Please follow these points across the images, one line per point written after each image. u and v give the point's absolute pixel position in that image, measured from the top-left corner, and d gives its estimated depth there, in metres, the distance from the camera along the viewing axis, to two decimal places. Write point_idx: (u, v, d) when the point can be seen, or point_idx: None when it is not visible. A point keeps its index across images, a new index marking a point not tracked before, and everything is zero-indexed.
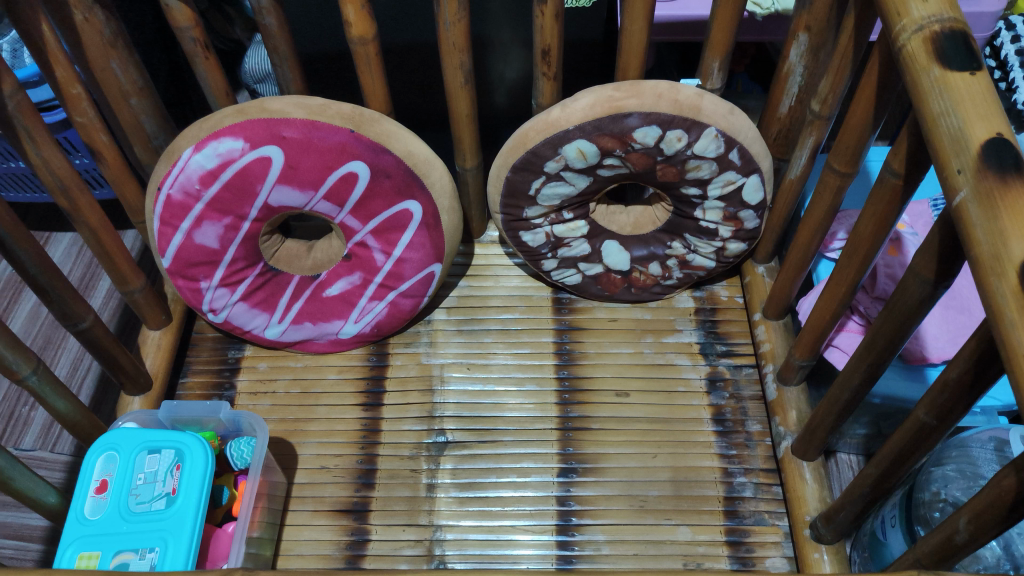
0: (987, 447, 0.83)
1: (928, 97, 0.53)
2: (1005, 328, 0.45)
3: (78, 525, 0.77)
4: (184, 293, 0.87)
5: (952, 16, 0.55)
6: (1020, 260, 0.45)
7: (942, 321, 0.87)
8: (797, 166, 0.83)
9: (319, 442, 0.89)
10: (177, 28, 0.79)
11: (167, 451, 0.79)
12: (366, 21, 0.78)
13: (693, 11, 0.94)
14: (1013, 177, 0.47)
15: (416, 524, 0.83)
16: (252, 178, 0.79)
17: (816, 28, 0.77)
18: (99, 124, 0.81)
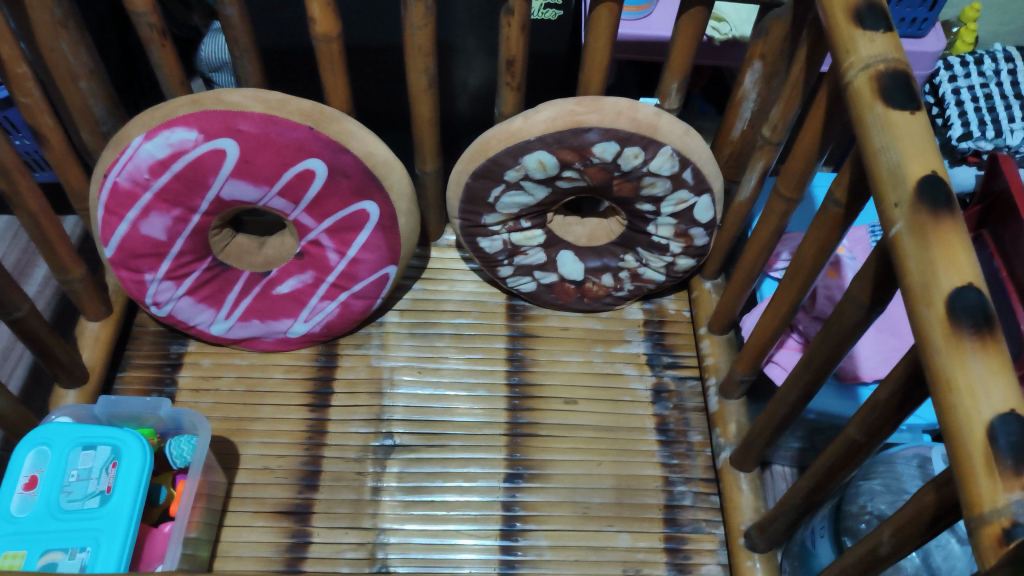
0: (911, 463, 0.88)
1: (870, 133, 0.56)
2: (931, 353, 0.47)
3: (4, 523, 0.74)
4: (126, 285, 0.85)
5: (896, 56, 0.60)
6: (948, 290, 0.47)
7: (876, 343, 0.92)
8: (747, 188, 0.86)
9: (262, 442, 0.87)
10: (133, 12, 0.77)
11: (103, 447, 0.76)
12: (331, 19, 0.77)
13: (656, 32, 0.97)
14: (944, 213, 0.50)
15: (359, 527, 0.83)
16: (205, 171, 0.77)
17: (770, 57, 0.80)
18: (45, 105, 0.78)
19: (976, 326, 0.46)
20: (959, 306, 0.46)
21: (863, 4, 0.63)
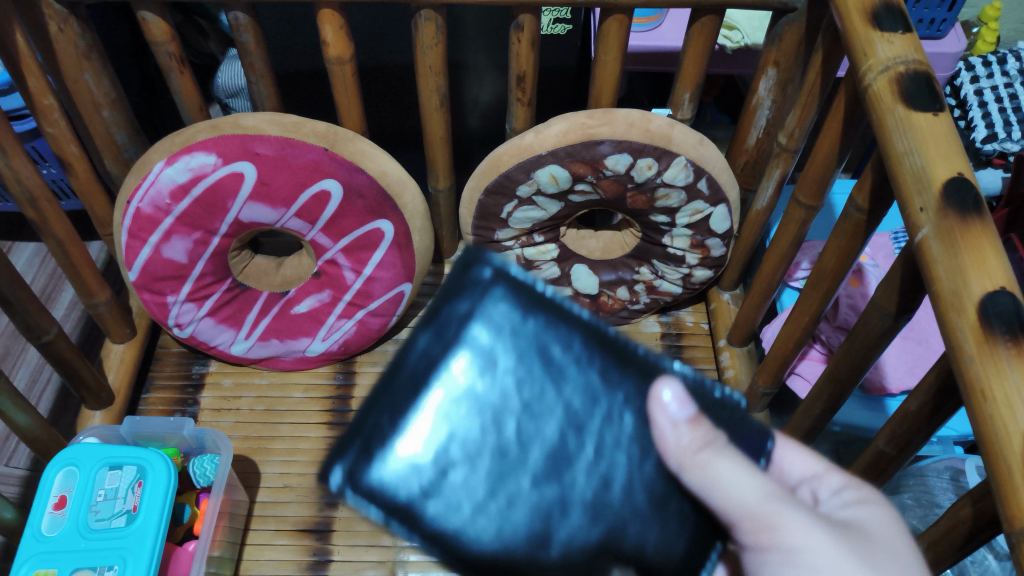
0: (944, 477, 0.86)
1: (893, 136, 0.56)
2: (963, 361, 0.46)
3: (35, 541, 0.75)
4: (149, 308, 0.86)
5: (916, 57, 0.59)
6: (980, 298, 0.46)
7: (901, 351, 0.91)
8: (764, 197, 0.86)
9: (282, 460, 0.88)
10: (153, 43, 0.79)
11: (129, 468, 0.78)
12: (343, 41, 0.78)
13: (666, 42, 0.96)
14: (972, 217, 0.50)
15: (379, 545, 0.83)
16: (224, 194, 0.78)
17: (784, 63, 0.79)
18: (71, 135, 0.80)
19: (1009, 330, 0.44)
20: (993, 314, 0.45)
21: (881, 8, 0.63)
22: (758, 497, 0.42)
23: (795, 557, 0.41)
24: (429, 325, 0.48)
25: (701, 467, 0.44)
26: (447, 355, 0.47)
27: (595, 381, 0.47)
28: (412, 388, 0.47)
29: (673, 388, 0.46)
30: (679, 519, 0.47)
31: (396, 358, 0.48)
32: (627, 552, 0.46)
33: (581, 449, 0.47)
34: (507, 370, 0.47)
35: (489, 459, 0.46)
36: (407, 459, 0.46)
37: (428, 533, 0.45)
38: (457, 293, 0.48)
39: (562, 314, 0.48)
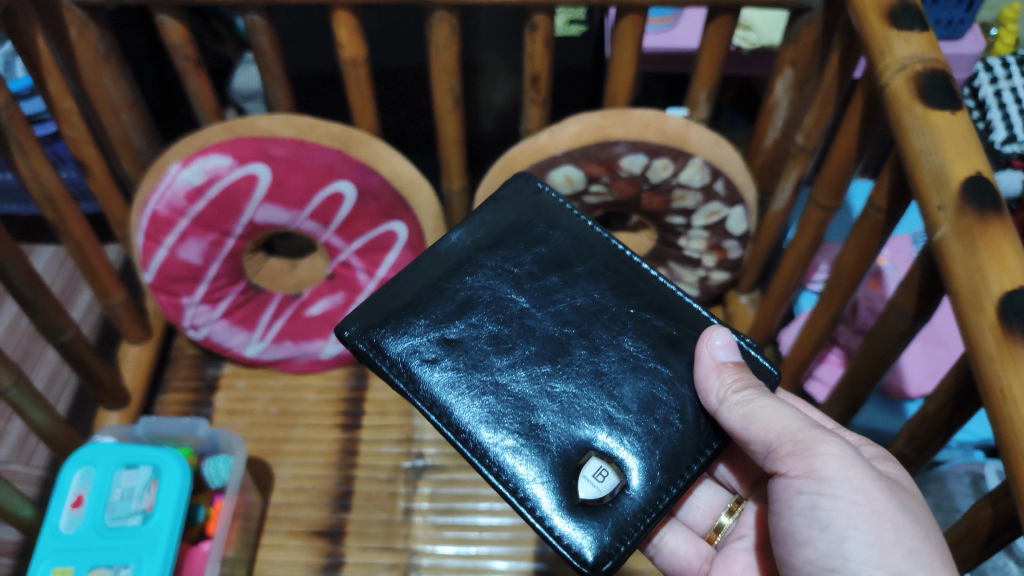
0: (963, 481, 0.84)
1: (911, 135, 0.55)
2: (983, 363, 0.46)
3: (52, 539, 0.75)
4: (164, 309, 0.86)
5: (933, 56, 0.58)
6: (999, 297, 0.46)
7: (921, 355, 0.90)
8: (781, 199, 0.85)
9: (295, 462, 0.88)
10: (169, 46, 0.79)
11: (144, 467, 0.78)
12: (358, 42, 0.78)
13: (681, 43, 0.95)
14: (991, 215, 0.49)
15: (392, 548, 0.83)
16: (239, 197, 0.79)
17: (801, 63, 0.78)
18: (90, 137, 0.81)
19: None
20: (1012, 313, 0.45)
21: (898, 7, 0.62)
22: (799, 428, 0.52)
23: (829, 484, 0.49)
24: (469, 228, 0.66)
25: (742, 401, 0.54)
26: (486, 255, 0.64)
27: (596, 294, 0.62)
28: (447, 271, 0.64)
29: (721, 336, 0.58)
30: (657, 416, 0.58)
31: (436, 247, 0.66)
32: (606, 433, 0.58)
33: (577, 343, 0.61)
34: (526, 273, 0.63)
35: (502, 339, 0.61)
36: (439, 325, 0.61)
37: (443, 385, 0.60)
38: (495, 215, 0.67)
39: (583, 241, 0.65)
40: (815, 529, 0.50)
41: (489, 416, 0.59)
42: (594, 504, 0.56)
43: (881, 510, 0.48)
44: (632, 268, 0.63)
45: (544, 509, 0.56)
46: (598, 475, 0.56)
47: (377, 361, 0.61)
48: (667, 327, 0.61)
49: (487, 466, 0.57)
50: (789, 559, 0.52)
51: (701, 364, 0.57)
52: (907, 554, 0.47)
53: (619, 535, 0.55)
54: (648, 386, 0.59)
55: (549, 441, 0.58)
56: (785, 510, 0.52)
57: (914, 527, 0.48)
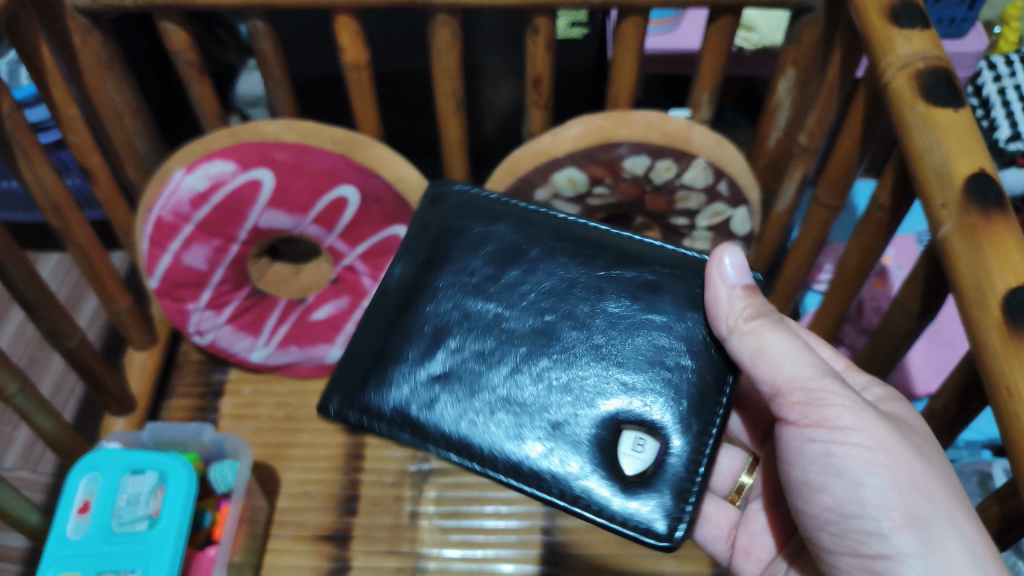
0: (971, 480, 0.84)
1: (914, 133, 0.55)
2: (988, 359, 0.46)
3: (59, 546, 0.75)
4: (169, 314, 0.87)
5: (935, 54, 0.58)
6: (1004, 294, 0.46)
7: (926, 355, 0.90)
8: (786, 198, 0.85)
9: (301, 467, 0.88)
10: (173, 52, 0.80)
11: (150, 473, 0.78)
12: (360, 47, 0.79)
13: (683, 44, 0.95)
14: (994, 211, 0.49)
15: (398, 551, 0.83)
16: (243, 202, 0.79)
17: (803, 63, 0.78)
18: (94, 144, 0.81)
19: None
20: (1016, 309, 0.45)
21: (899, 5, 0.62)
22: (811, 375, 0.53)
23: (843, 433, 0.51)
24: (408, 259, 0.67)
25: (752, 332, 0.55)
26: (435, 275, 0.65)
27: (561, 270, 0.63)
28: (405, 311, 0.65)
29: (733, 257, 0.57)
30: (670, 366, 0.59)
31: (384, 287, 0.67)
32: (628, 402, 0.58)
33: (560, 326, 0.61)
34: (482, 278, 0.64)
35: (487, 351, 0.61)
36: (422, 363, 0.62)
37: (451, 415, 0.60)
38: (427, 234, 0.68)
39: (523, 226, 0.66)
40: (830, 475, 0.52)
41: (506, 430, 0.59)
42: (643, 477, 0.56)
43: (896, 456, 0.50)
44: (583, 235, 0.64)
45: (600, 495, 0.56)
46: (636, 445, 0.57)
47: (382, 425, 0.62)
48: (641, 277, 0.61)
49: (525, 480, 0.58)
50: (805, 504, 0.55)
51: (714, 286, 0.57)
52: (922, 497, 0.49)
53: (680, 504, 0.56)
54: (651, 339, 0.59)
55: (574, 432, 0.58)
56: (799, 457, 0.55)
57: (928, 470, 0.50)
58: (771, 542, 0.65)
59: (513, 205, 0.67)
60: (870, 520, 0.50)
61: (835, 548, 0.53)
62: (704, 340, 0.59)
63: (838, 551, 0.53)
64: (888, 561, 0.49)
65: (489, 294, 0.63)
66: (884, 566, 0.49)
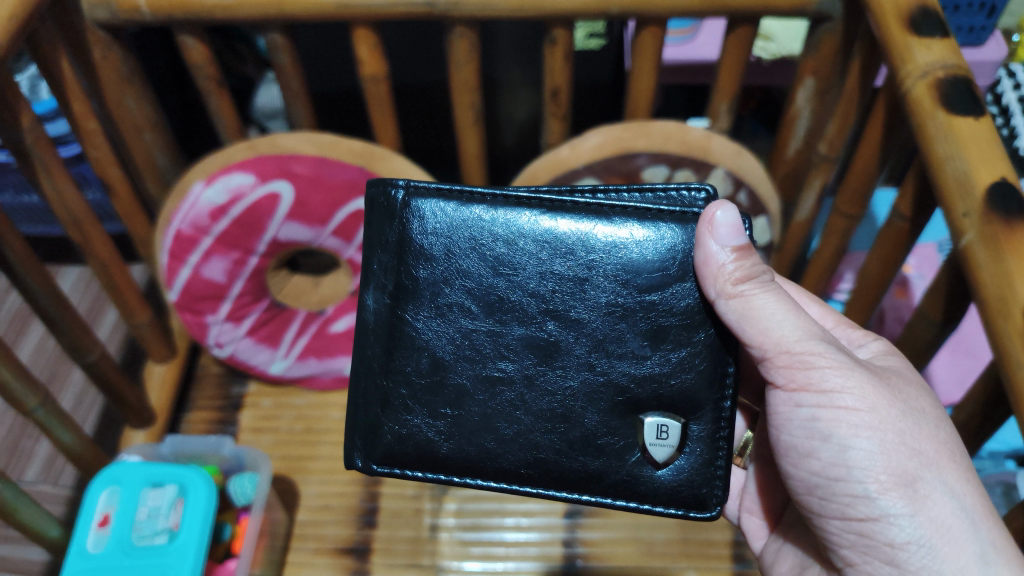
0: (995, 491, 0.83)
1: (934, 141, 0.55)
2: (1013, 369, 0.46)
3: (79, 558, 0.75)
4: (188, 327, 0.87)
5: (955, 63, 0.58)
6: None
7: (949, 364, 0.90)
8: (805, 209, 0.86)
9: (321, 479, 0.88)
10: (191, 66, 0.80)
11: (170, 486, 0.78)
12: (378, 59, 0.79)
13: (702, 55, 0.95)
14: (1017, 219, 0.49)
15: (418, 564, 0.82)
16: (262, 214, 0.79)
17: (822, 73, 0.77)
18: (113, 158, 0.80)
19: None
20: None
21: (918, 14, 0.62)
22: (799, 338, 0.50)
23: (830, 395, 0.50)
24: (377, 284, 0.57)
25: (741, 296, 0.50)
26: (411, 304, 0.56)
27: (545, 264, 0.54)
28: (390, 352, 0.57)
29: (727, 214, 0.50)
30: (673, 343, 0.54)
31: (360, 321, 0.58)
32: (644, 392, 0.54)
33: (557, 332, 0.54)
34: (464, 296, 0.55)
35: (491, 377, 0.55)
36: (429, 400, 0.56)
37: (476, 447, 0.56)
38: (387, 252, 0.57)
39: (488, 219, 0.55)
40: (817, 440, 0.51)
41: (530, 450, 0.55)
42: (670, 459, 0.54)
43: (884, 415, 0.49)
44: (554, 213, 0.55)
45: (642, 485, 0.55)
46: (661, 433, 0.54)
47: (410, 469, 0.58)
48: (624, 250, 0.54)
49: (567, 490, 0.56)
50: (794, 469, 0.54)
51: (701, 239, 0.52)
52: (911, 456, 0.49)
53: (711, 476, 0.55)
54: (650, 317, 0.53)
55: (599, 438, 0.55)
56: (785, 423, 0.53)
57: (917, 428, 0.50)
58: (764, 522, 0.65)
59: (471, 194, 0.56)
60: (858, 483, 0.49)
61: (824, 512, 0.52)
62: (702, 305, 0.53)
63: (827, 516, 0.52)
64: (877, 523, 0.49)
65: (472, 307, 0.55)
66: (873, 528, 0.49)
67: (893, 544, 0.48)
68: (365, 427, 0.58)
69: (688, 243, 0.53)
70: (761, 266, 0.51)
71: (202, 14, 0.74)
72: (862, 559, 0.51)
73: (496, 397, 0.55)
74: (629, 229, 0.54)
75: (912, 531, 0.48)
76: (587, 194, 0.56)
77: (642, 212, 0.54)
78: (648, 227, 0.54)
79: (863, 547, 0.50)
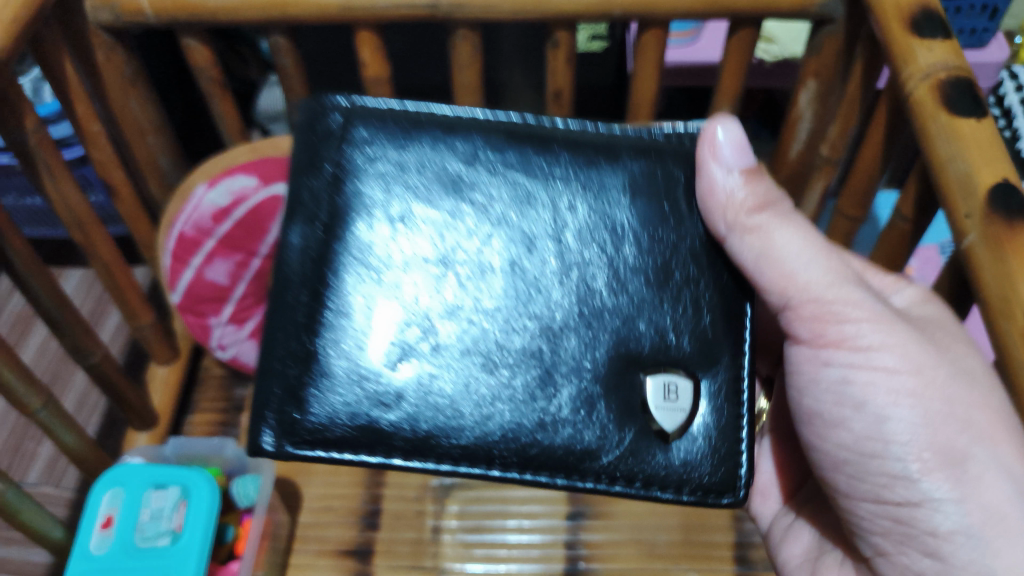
0: None
1: (936, 142, 0.55)
2: (1016, 369, 0.46)
3: (82, 560, 0.75)
4: (190, 329, 0.86)
5: (957, 65, 0.59)
6: None
7: None
8: (807, 210, 0.86)
9: (323, 481, 0.88)
10: (194, 69, 0.80)
11: (173, 488, 0.78)
12: (381, 62, 0.79)
13: (705, 57, 0.95)
14: (1019, 219, 0.49)
15: (421, 566, 0.82)
16: (264, 216, 0.80)
17: (824, 74, 0.77)
18: (116, 160, 0.81)
19: None
20: None
21: (920, 15, 0.62)
22: (831, 283, 0.52)
23: (866, 354, 0.50)
24: (305, 218, 0.59)
25: (758, 229, 0.53)
26: (363, 241, 0.57)
27: (508, 198, 0.58)
28: (316, 292, 0.57)
29: (729, 134, 0.55)
30: (677, 286, 0.57)
31: (285, 261, 0.59)
32: (625, 329, 0.56)
33: (523, 269, 0.57)
34: (424, 230, 0.57)
35: (449, 321, 0.56)
36: (372, 355, 0.56)
37: (434, 407, 0.55)
38: (321, 179, 0.59)
39: (440, 149, 0.58)
40: (849, 408, 0.52)
41: (497, 398, 0.56)
42: (679, 429, 0.55)
43: (929, 381, 0.49)
44: (513, 146, 0.58)
45: (648, 468, 0.55)
46: (669, 393, 0.55)
47: (359, 452, 0.56)
48: (586, 184, 0.58)
49: (556, 475, 0.55)
50: (819, 440, 0.56)
51: (707, 174, 0.56)
52: (962, 432, 0.48)
53: (733, 455, 0.56)
54: (649, 251, 0.57)
55: (570, 382, 0.56)
56: (812, 385, 0.55)
57: (969, 394, 0.49)
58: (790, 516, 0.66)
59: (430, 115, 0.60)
60: (898, 463, 0.49)
61: (856, 495, 0.53)
62: (666, 241, 0.57)
63: (859, 498, 0.53)
64: (922, 508, 0.49)
65: (426, 240, 0.57)
66: (917, 515, 0.49)
67: (937, 534, 0.48)
68: (296, 395, 0.56)
69: (652, 179, 0.58)
70: (774, 194, 0.55)
71: (206, 15, 0.74)
72: (899, 549, 0.51)
73: (453, 339, 0.56)
74: (583, 157, 0.58)
75: (959, 521, 0.47)
76: (548, 125, 0.60)
77: (596, 143, 0.59)
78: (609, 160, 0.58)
79: (899, 535, 0.51)
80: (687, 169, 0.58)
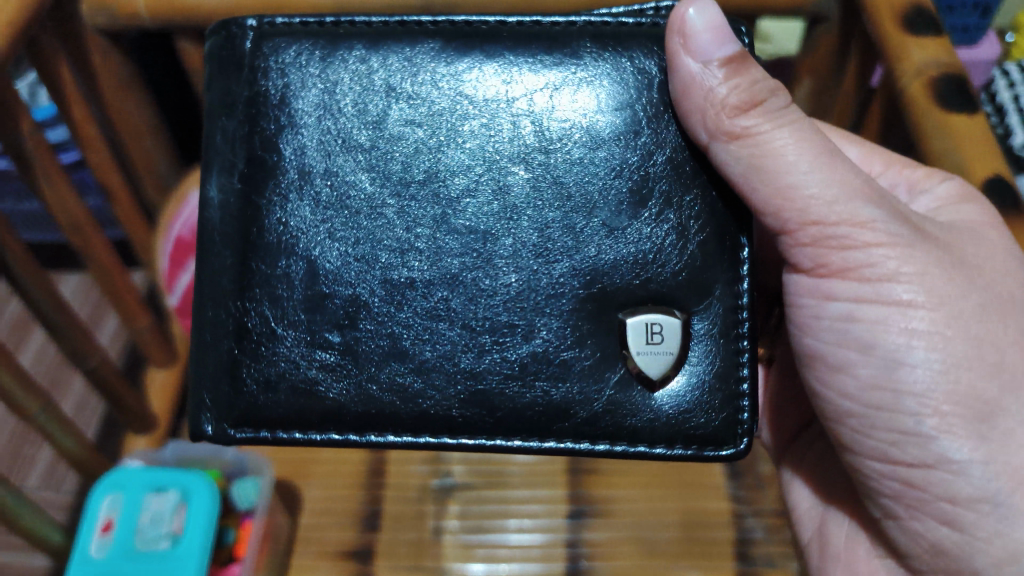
0: None
1: (930, 138, 0.57)
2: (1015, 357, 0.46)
3: (83, 563, 0.75)
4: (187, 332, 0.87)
5: (948, 60, 0.60)
6: None
7: None
8: None
9: (323, 483, 0.88)
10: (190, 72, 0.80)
11: (172, 491, 0.77)
12: None
13: None
14: (1012, 213, 0.55)
15: (422, 567, 0.82)
16: None
17: (818, 73, 0.78)
18: (113, 164, 0.81)
19: None
20: None
21: (912, 12, 0.63)
22: (835, 200, 0.47)
23: (879, 287, 0.47)
24: (221, 166, 0.52)
25: (748, 133, 0.48)
26: (291, 189, 0.51)
27: (454, 131, 0.51)
28: (245, 254, 0.51)
29: (702, 16, 0.48)
30: (658, 208, 0.50)
31: (204, 218, 0.52)
32: (600, 268, 0.50)
33: (476, 213, 0.51)
34: (358, 171, 0.51)
35: (396, 281, 0.51)
36: (311, 323, 0.51)
37: (385, 379, 0.51)
38: (233, 116, 0.52)
39: (377, 72, 0.51)
40: (855, 349, 0.49)
41: (456, 360, 0.51)
42: (667, 371, 0.50)
43: (954, 315, 0.47)
44: (450, 58, 0.51)
45: (632, 421, 0.50)
46: (653, 335, 0.49)
47: (311, 431, 0.51)
48: (543, 108, 0.50)
49: (529, 437, 0.51)
50: (822, 386, 0.52)
51: (679, 62, 0.48)
52: (992, 378, 0.46)
53: (733, 396, 0.50)
54: (625, 172, 0.50)
55: (536, 336, 0.51)
56: (814, 328, 0.51)
57: (1004, 333, 0.47)
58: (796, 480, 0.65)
59: (351, 25, 0.52)
60: (912, 416, 0.47)
61: (864, 452, 0.50)
62: (636, 153, 0.50)
63: (866, 456, 0.50)
64: (940, 470, 0.47)
65: (366, 187, 0.51)
66: (933, 478, 0.47)
67: (957, 502, 0.47)
68: (238, 365, 0.52)
69: (615, 79, 0.50)
70: (763, 85, 0.49)
71: (202, 17, 0.75)
72: (912, 515, 0.50)
73: (404, 296, 0.51)
74: (541, 73, 0.50)
75: (984, 488, 0.46)
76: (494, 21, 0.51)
77: (542, 40, 0.50)
78: (562, 60, 0.50)
79: (912, 501, 0.49)
80: (663, 59, 0.50)
